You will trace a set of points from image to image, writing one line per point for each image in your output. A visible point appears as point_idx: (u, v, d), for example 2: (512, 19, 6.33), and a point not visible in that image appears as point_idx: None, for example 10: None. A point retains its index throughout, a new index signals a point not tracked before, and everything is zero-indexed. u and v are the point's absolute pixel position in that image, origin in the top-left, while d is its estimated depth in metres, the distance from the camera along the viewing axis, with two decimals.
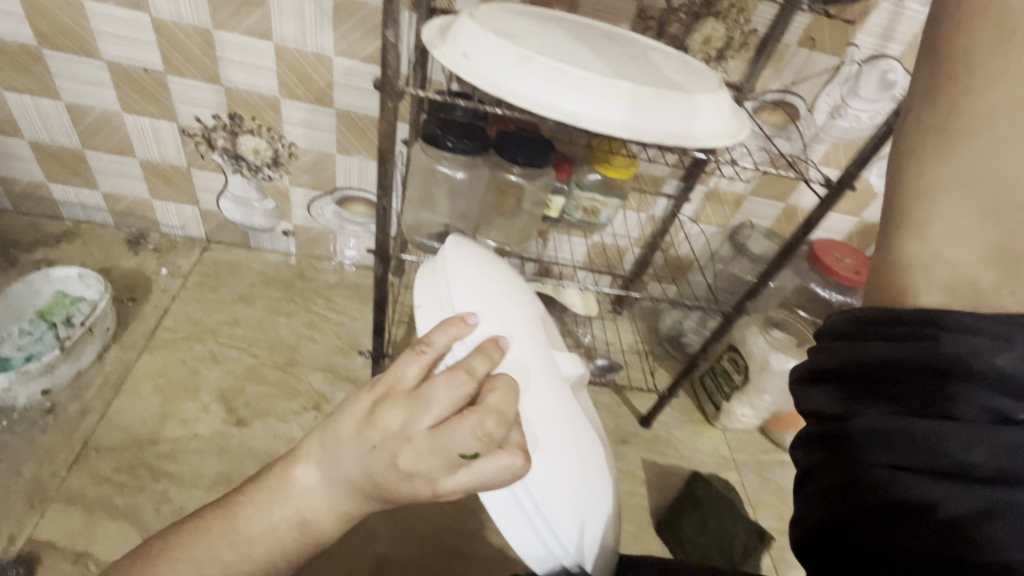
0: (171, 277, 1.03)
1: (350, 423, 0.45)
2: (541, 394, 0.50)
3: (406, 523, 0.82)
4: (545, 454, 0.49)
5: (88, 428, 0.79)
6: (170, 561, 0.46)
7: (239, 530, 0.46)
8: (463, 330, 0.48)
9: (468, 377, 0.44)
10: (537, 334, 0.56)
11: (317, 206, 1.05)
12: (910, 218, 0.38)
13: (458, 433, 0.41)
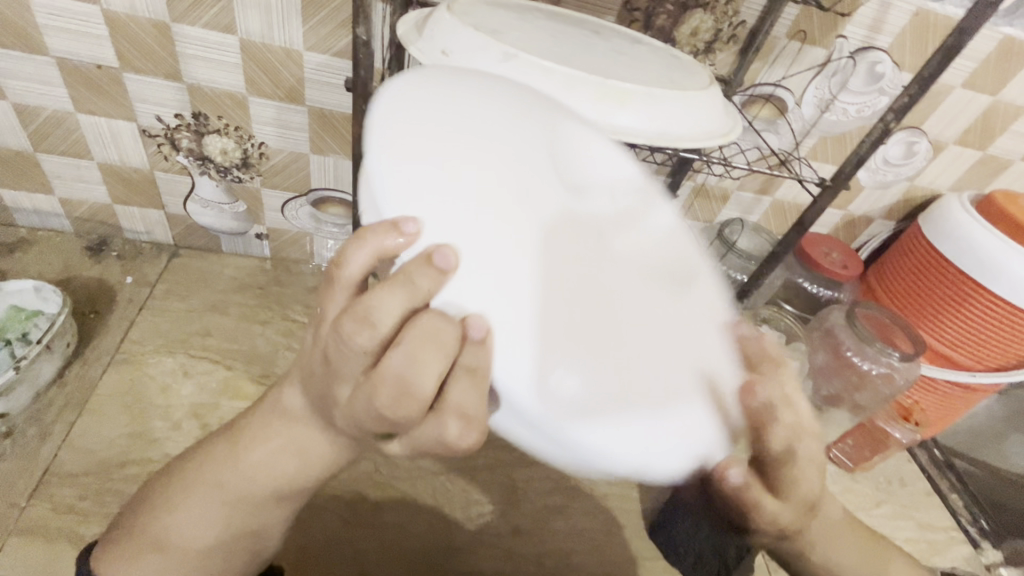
0: (137, 286, 0.98)
1: (304, 365, 0.46)
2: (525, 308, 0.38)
3: (393, 540, 0.79)
4: (522, 347, 0.38)
5: (48, 453, 0.74)
6: (192, 476, 0.50)
7: (242, 457, 0.48)
8: (390, 242, 0.39)
9: (377, 328, 0.39)
10: (514, 210, 0.41)
11: (291, 209, 1.00)
12: None
13: (368, 400, 0.39)
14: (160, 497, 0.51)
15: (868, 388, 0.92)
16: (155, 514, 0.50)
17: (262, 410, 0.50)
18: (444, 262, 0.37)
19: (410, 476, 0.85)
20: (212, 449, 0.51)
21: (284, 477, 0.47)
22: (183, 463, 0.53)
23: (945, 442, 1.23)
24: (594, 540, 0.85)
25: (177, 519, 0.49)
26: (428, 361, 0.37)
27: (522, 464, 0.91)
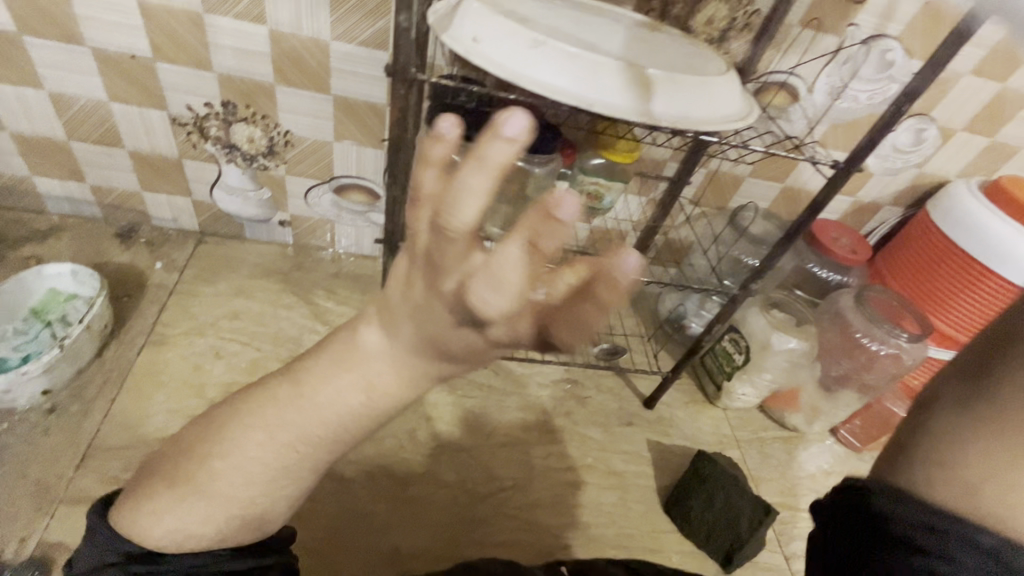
0: (166, 271, 1.01)
1: (398, 294, 0.37)
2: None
3: (419, 511, 0.82)
4: None
5: (91, 427, 0.77)
6: (245, 420, 0.43)
7: (308, 395, 0.41)
8: (440, 159, 0.32)
9: (459, 233, 0.31)
10: None
11: (314, 196, 1.03)
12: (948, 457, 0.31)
13: (477, 334, 0.33)
14: (202, 447, 0.44)
15: (876, 368, 0.96)
16: (194, 464, 0.44)
17: (334, 347, 0.41)
18: (502, 138, 0.30)
19: (434, 453, 0.88)
20: (263, 395, 0.44)
21: (349, 419, 0.40)
22: (230, 407, 0.45)
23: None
24: (611, 513, 0.88)
25: (223, 476, 0.43)
26: (512, 257, 0.30)
27: (540, 442, 0.94)
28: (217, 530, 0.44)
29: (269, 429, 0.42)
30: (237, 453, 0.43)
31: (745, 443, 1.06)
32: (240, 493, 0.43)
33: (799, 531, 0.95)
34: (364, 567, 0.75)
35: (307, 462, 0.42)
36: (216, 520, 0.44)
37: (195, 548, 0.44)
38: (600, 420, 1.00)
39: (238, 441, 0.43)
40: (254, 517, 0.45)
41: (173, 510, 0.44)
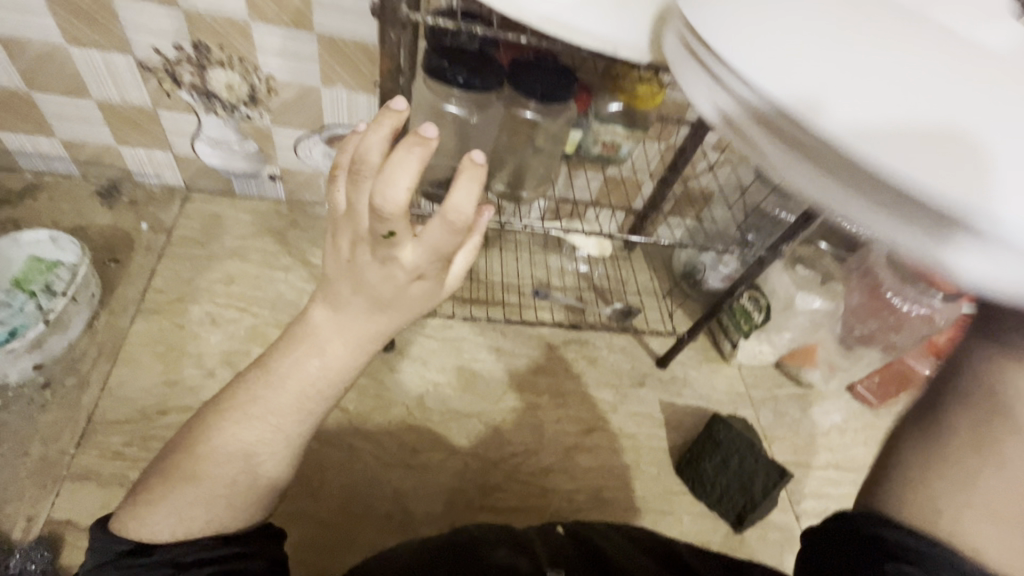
0: (154, 233, 0.95)
1: (334, 263, 0.38)
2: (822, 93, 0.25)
3: (430, 477, 0.81)
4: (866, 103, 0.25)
5: (89, 402, 0.75)
6: (224, 406, 0.44)
7: (274, 369, 0.43)
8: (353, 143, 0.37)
9: (369, 168, 0.33)
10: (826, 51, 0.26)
11: (305, 147, 0.95)
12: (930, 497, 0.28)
13: (396, 265, 0.34)
14: (193, 441, 0.45)
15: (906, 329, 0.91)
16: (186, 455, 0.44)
17: (284, 334, 0.43)
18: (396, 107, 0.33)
19: (442, 419, 0.86)
20: (238, 383, 0.45)
21: (312, 385, 0.42)
22: (214, 401, 0.47)
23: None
24: (623, 478, 0.87)
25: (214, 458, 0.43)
26: (402, 167, 0.31)
27: (551, 406, 0.92)
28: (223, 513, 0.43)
29: (243, 408, 0.43)
30: (225, 432, 0.43)
31: (760, 403, 1.04)
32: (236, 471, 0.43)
33: (811, 490, 0.95)
34: (376, 535, 0.75)
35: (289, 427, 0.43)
36: (204, 502, 0.42)
37: (186, 536, 0.41)
38: (611, 381, 0.97)
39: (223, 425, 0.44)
40: (243, 498, 0.43)
41: (164, 497, 0.42)
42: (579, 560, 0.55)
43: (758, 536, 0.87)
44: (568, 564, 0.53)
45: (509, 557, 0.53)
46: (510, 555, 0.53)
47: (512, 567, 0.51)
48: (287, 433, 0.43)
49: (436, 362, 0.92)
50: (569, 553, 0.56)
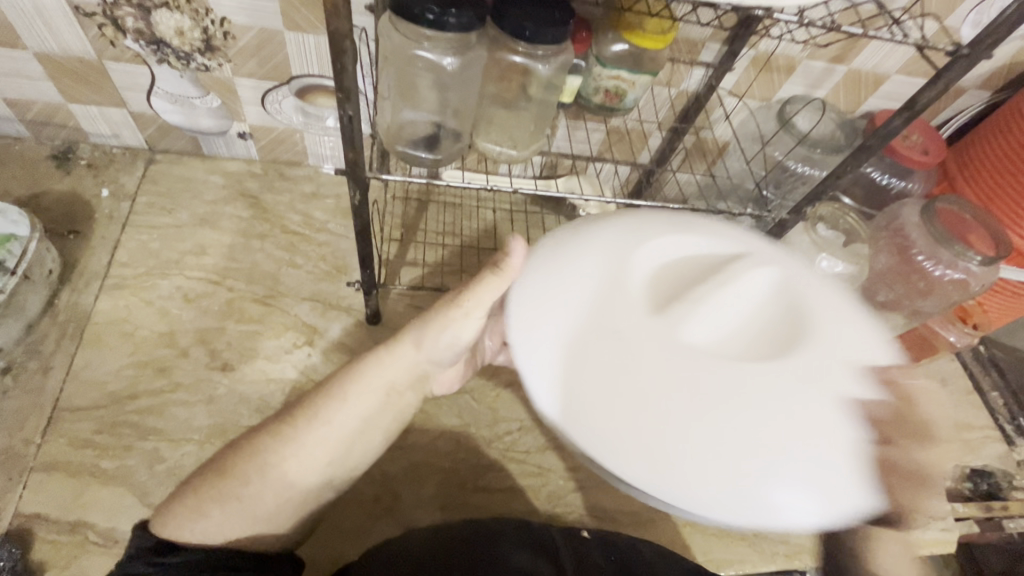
0: (116, 200, 0.88)
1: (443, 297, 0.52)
2: (654, 474, 0.32)
3: (422, 461, 0.77)
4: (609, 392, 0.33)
5: (54, 387, 0.70)
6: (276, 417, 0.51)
7: (327, 391, 0.51)
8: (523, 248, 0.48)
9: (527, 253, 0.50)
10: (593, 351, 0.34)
11: (273, 101, 0.85)
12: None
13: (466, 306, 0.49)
14: (234, 465, 0.48)
15: (935, 294, 0.84)
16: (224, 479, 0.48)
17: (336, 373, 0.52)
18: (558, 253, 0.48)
19: (433, 396, 0.82)
20: (284, 420, 0.50)
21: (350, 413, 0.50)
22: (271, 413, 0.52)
23: (1012, 343, 1.12)
24: None
25: (256, 484, 0.48)
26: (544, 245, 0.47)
27: None
28: (249, 528, 0.48)
29: (287, 418, 0.50)
30: (268, 464, 0.48)
31: None
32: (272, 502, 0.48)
33: None
34: (365, 520, 0.72)
35: (324, 461, 0.49)
36: (228, 509, 0.47)
37: (208, 541, 0.46)
38: None
39: (267, 457, 0.48)
40: (260, 512, 0.48)
41: (199, 500, 0.47)
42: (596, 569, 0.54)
43: None
44: (591, 569, 0.54)
45: (531, 561, 0.52)
46: (530, 560, 0.52)
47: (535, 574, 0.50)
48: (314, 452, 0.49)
49: None
50: (594, 561, 0.55)
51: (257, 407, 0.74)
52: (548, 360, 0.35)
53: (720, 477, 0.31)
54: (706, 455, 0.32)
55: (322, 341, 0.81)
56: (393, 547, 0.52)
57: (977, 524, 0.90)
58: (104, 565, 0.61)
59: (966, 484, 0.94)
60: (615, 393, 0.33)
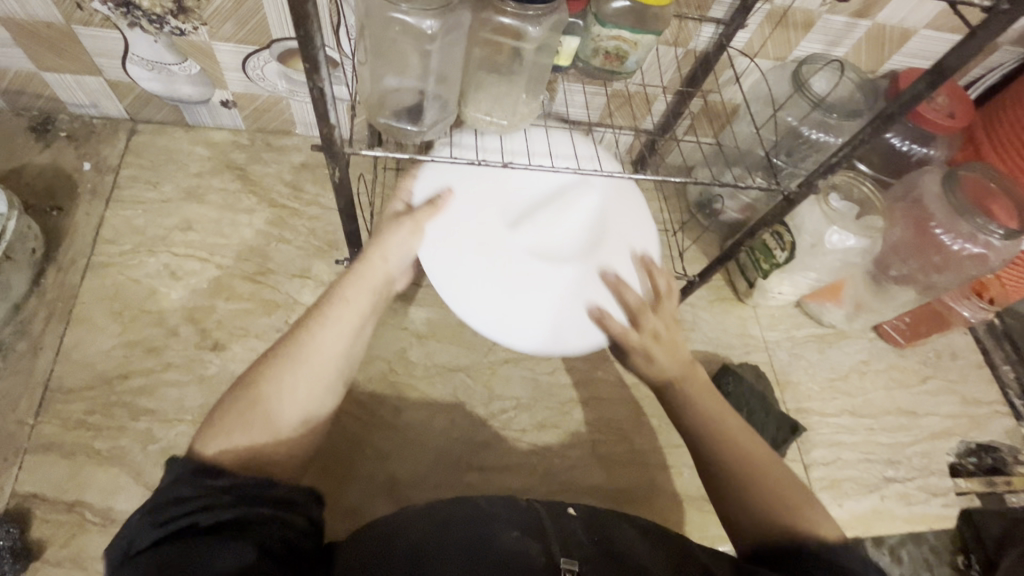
0: (99, 173, 0.85)
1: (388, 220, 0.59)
2: (494, 319, 0.61)
3: (417, 439, 0.77)
4: (471, 282, 0.61)
5: (44, 367, 0.70)
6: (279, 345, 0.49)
7: (326, 305, 0.52)
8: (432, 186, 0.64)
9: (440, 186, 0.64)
10: (468, 263, 0.61)
11: (255, 67, 0.81)
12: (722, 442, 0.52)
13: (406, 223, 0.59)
14: (253, 382, 0.47)
15: (951, 270, 0.80)
16: (245, 397, 0.46)
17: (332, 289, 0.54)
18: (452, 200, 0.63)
19: (427, 374, 0.81)
20: (289, 342, 0.49)
21: (350, 318, 0.52)
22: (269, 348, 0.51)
23: None
24: (621, 433, 0.82)
25: (274, 405, 0.46)
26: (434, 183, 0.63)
27: (547, 356, 0.85)
28: (273, 447, 0.46)
29: (293, 338, 0.50)
30: (288, 376, 0.47)
31: (774, 346, 0.95)
32: (296, 416, 0.47)
33: (823, 439, 0.90)
34: (360, 497, 0.72)
35: (337, 366, 0.50)
36: (253, 433, 0.45)
37: (238, 468, 0.43)
38: None
39: (286, 368, 0.48)
40: (284, 433, 0.46)
41: (225, 431, 0.44)
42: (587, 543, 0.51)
43: None
44: (576, 547, 0.50)
45: (519, 542, 0.50)
46: (520, 541, 0.49)
47: (525, 558, 0.48)
48: (327, 361, 0.49)
49: (420, 312, 0.85)
50: (579, 538, 0.52)
51: None
52: (443, 268, 0.61)
53: (531, 311, 0.61)
54: (515, 302, 0.61)
55: None
56: (391, 527, 0.51)
57: (979, 499, 0.89)
58: (103, 542, 0.62)
59: (970, 459, 0.93)
60: (476, 281, 0.62)
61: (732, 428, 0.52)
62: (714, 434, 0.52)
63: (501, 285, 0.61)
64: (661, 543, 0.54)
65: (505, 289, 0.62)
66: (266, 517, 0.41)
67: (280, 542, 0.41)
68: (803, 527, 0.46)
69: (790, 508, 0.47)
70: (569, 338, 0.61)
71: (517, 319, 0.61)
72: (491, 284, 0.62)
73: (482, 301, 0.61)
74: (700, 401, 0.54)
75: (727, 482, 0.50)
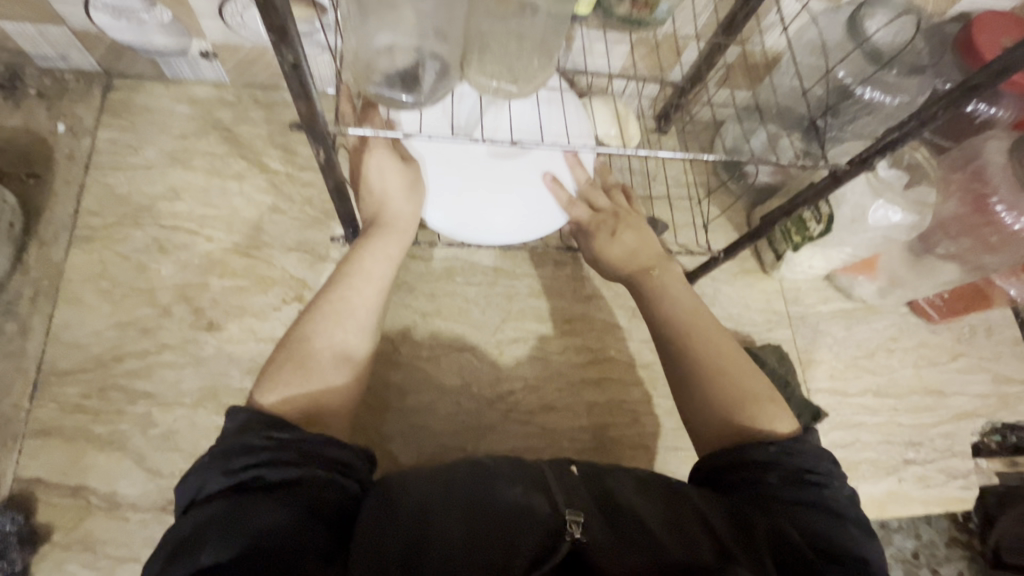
0: (75, 136, 0.79)
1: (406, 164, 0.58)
2: (477, 227, 0.62)
3: (420, 420, 0.74)
4: (443, 198, 0.62)
5: (36, 349, 0.67)
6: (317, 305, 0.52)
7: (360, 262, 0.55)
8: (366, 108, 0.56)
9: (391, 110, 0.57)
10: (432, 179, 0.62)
11: (233, 14, 0.71)
12: (696, 340, 0.54)
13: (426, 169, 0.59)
14: (299, 338, 0.50)
15: (1006, 250, 0.74)
16: (294, 350, 0.49)
17: (356, 248, 0.57)
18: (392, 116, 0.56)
19: (433, 354, 0.78)
20: (328, 300, 0.52)
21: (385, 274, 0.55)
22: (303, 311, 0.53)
23: None
24: (634, 415, 0.79)
25: (319, 357, 0.49)
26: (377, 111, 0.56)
27: (556, 334, 0.81)
28: (321, 398, 0.48)
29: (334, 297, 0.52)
30: (334, 328, 0.51)
31: (799, 322, 0.90)
32: (337, 355, 0.50)
33: (843, 420, 0.87)
34: None
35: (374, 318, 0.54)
36: (306, 383, 0.48)
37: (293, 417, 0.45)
38: (629, 304, 0.84)
39: (330, 322, 0.51)
40: (331, 383, 0.49)
41: (283, 381, 0.47)
42: (589, 499, 0.43)
43: None
44: (580, 501, 0.42)
45: (523, 499, 0.42)
46: (525, 495, 0.42)
47: (524, 514, 0.41)
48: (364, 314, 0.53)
49: (424, 288, 0.80)
50: (577, 485, 0.44)
51: (248, 367, 0.70)
52: None
53: (506, 209, 0.63)
54: (489, 206, 0.63)
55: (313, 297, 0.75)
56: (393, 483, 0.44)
57: (999, 478, 0.86)
58: (109, 526, 0.62)
59: (994, 438, 0.88)
60: (447, 193, 0.62)
61: (703, 327, 0.55)
62: (689, 331, 0.55)
63: (470, 190, 0.62)
64: (669, 490, 0.44)
65: (477, 195, 0.63)
66: (323, 481, 0.41)
67: (331, 506, 0.40)
68: (763, 409, 0.49)
69: (750, 398, 0.50)
70: (549, 226, 0.64)
71: (497, 220, 0.62)
72: (463, 194, 0.62)
73: (461, 211, 0.62)
74: (673, 301, 0.57)
75: (692, 371, 0.52)
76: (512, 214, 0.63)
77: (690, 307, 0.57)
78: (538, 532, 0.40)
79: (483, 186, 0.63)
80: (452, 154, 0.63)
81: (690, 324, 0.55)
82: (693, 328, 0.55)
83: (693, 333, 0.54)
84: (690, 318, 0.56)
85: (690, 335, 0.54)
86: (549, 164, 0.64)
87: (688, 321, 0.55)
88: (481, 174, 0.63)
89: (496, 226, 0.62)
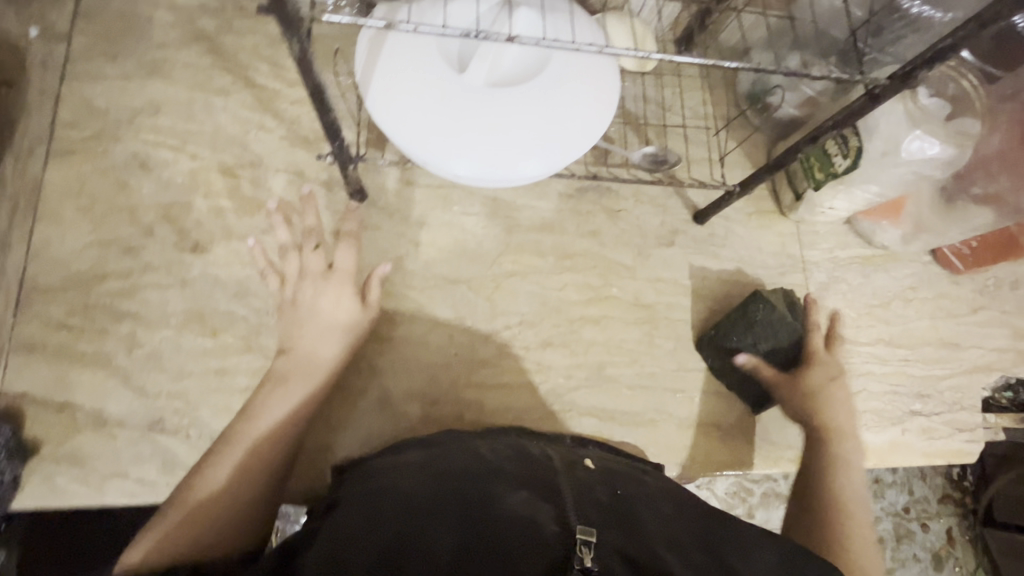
0: (48, 42, 0.73)
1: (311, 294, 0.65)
2: (531, 162, 0.57)
3: (411, 353, 0.72)
4: (476, 150, 0.56)
5: (17, 265, 0.65)
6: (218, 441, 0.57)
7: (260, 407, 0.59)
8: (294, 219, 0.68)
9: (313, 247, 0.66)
10: (454, 128, 0.56)
11: None
12: (838, 489, 0.65)
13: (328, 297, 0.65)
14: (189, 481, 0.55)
15: None
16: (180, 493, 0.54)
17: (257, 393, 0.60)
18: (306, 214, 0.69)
19: (426, 286, 0.75)
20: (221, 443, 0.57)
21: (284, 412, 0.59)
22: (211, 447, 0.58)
23: None
24: (632, 355, 0.77)
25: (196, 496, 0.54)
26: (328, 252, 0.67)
27: (554, 271, 0.78)
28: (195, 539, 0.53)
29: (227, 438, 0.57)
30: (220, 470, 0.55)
31: (813, 268, 0.85)
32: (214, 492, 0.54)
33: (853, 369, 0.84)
34: (352, 410, 0.70)
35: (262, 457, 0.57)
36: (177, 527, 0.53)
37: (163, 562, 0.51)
38: (634, 242, 0.80)
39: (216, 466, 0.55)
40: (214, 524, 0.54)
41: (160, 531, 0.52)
42: (602, 515, 0.41)
43: (777, 418, 0.78)
44: (590, 502, 0.42)
45: (526, 504, 0.41)
46: (527, 504, 0.41)
47: (529, 520, 0.39)
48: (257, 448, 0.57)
49: (419, 217, 0.76)
50: (595, 491, 0.44)
51: (234, 292, 0.68)
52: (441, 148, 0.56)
53: (545, 134, 0.58)
54: (526, 135, 0.57)
55: (301, 221, 0.71)
56: (376, 495, 0.44)
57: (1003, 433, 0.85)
58: (97, 442, 0.62)
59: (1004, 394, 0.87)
60: (479, 138, 0.56)
61: (843, 475, 0.66)
62: (821, 475, 0.66)
63: (499, 120, 0.57)
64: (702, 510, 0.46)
65: (505, 125, 0.57)
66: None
67: None
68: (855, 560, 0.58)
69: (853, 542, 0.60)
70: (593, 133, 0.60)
71: (544, 149, 0.58)
72: (495, 131, 0.57)
73: (503, 154, 0.57)
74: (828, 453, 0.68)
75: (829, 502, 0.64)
76: (549, 133, 0.58)
77: (843, 457, 0.68)
78: (532, 543, 0.37)
79: (509, 112, 0.57)
80: (461, 91, 0.56)
81: (832, 471, 0.66)
82: (839, 475, 0.66)
83: (830, 478, 0.66)
84: (834, 471, 0.66)
85: (824, 471, 0.66)
86: (570, 71, 0.58)
87: (839, 472, 0.67)
88: (502, 104, 0.57)
89: (549, 155, 0.58)
